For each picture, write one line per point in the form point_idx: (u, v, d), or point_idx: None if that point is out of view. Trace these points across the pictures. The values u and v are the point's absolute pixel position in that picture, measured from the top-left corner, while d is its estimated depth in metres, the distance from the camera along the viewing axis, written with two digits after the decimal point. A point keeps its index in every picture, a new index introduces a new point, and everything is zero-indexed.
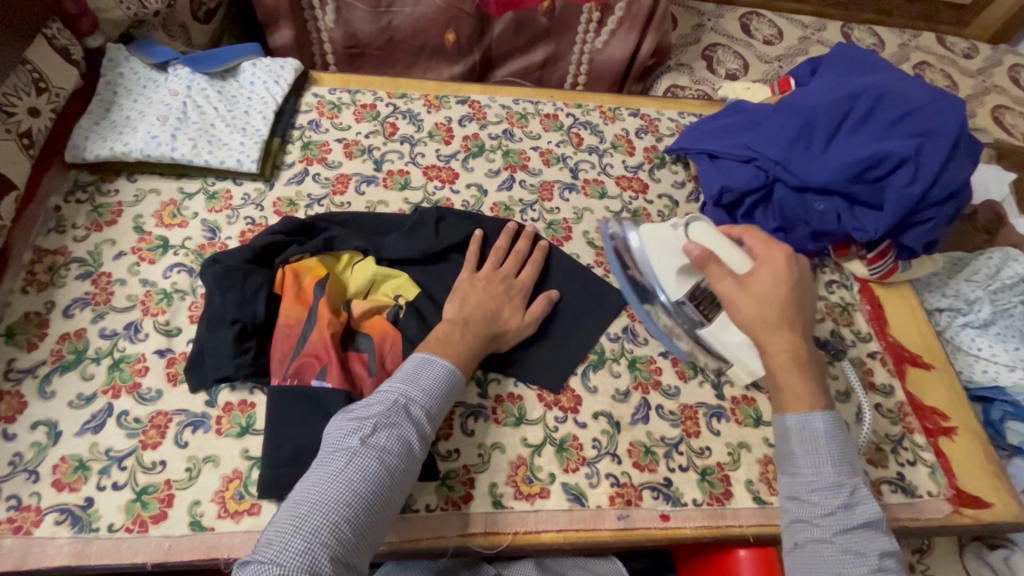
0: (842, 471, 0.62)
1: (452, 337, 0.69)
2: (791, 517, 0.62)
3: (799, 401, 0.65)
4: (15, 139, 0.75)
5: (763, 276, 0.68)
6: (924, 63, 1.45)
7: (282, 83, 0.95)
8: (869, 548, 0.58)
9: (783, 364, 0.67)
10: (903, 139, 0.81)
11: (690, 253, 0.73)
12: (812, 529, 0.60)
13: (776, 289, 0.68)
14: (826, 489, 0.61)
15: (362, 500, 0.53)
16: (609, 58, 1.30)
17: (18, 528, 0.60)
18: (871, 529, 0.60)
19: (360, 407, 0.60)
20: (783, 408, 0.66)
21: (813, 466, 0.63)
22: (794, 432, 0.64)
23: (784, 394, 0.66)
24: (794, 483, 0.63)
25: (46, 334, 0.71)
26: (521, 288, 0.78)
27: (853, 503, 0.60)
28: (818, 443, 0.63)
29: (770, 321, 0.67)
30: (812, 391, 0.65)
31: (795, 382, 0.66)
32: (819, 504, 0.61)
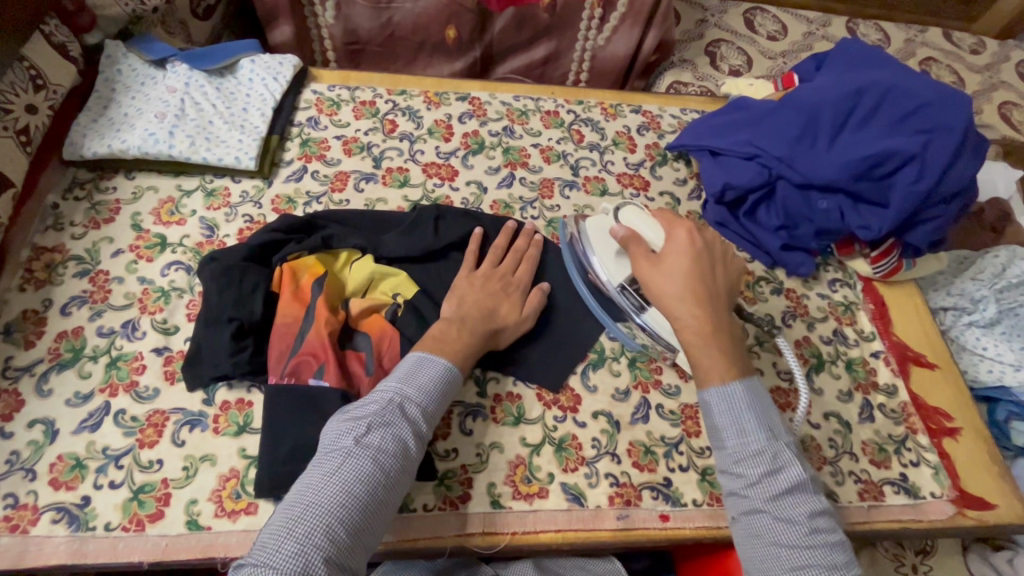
0: (762, 437, 0.59)
1: (448, 336, 0.68)
2: (726, 492, 0.60)
3: (709, 377, 0.62)
4: (12, 136, 0.75)
5: (672, 253, 0.68)
6: (931, 59, 1.44)
7: (281, 80, 0.94)
8: (799, 512, 0.56)
9: (693, 338, 0.64)
10: (909, 136, 0.81)
11: (616, 233, 0.72)
12: (743, 502, 0.58)
13: (684, 263, 0.67)
14: (750, 457, 0.59)
15: (356, 501, 0.53)
16: (611, 54, 1.29)
17: (15, 526, 0.60)
18: (800, 491, 0.57)
19: (356, 407, 0.60)
20: (700, 385, 0.63)
21: (736, 437, 0.60)
22: (714, 406, 0.62)
23: (698, 370, 0.63)
24: (721, 456, 0.61)
25: (43, 332, 0.71)
26: (519, 285, 0.77)
27: (778, 468, 0.58)
28: (737, 412, 0.60)
29: (678, 294, 0.65)
30: (721, 364, 0.62)
31: (704, 355, 0.63)
32: (745, 475, 0.59)
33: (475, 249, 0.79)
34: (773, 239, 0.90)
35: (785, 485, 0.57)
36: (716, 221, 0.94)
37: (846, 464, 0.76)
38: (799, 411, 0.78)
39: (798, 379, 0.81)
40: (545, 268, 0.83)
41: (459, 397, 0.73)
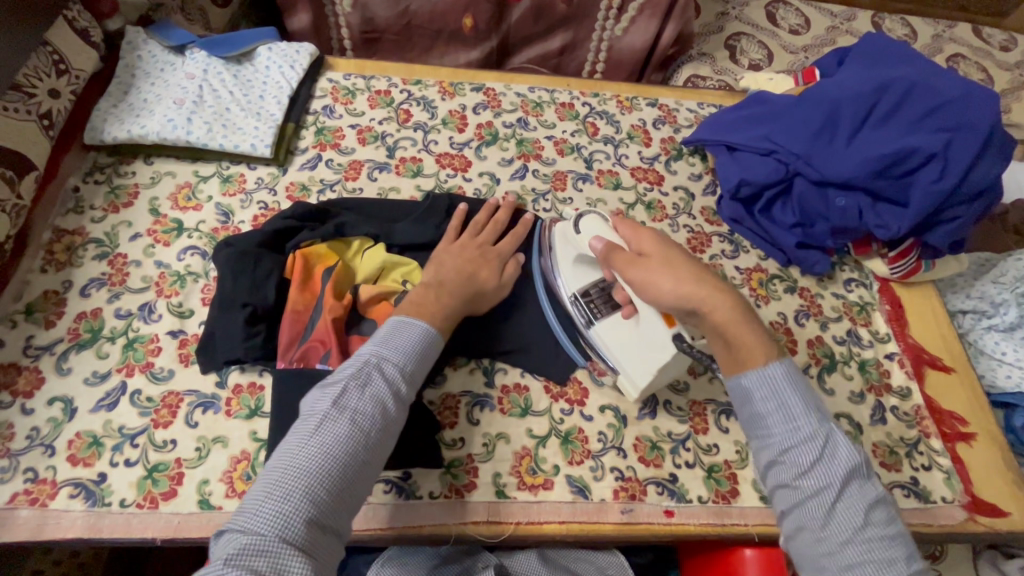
0: (814, 421, 0.57)
1: (427, 300, 0.67)
2: (773, 484, 0.58)
3: (755, 355, 0.60)
4: (35, 120, 0.77)
5: (650, 247, 0.68)
6: (958, 56, 1.40)
7: (297, 68, 0.95)
8: (853, 500, 0.54)
9: (727, 318, 0.61)
10: (932, 133, 0.79)
11: (596, 245, 0.71)
12: (791, 493, 0.56)
13: (670, 253, 0.66)
14: (800, 445, 0.56)
15: (334, 463, 0.52)
16: (629, 45, 1.27)
17: (34, 500, 0.62)
18: (854, 478, 0.54)
19: (335, 372, 0.59)
20: (746, 367, 0.60)
21: (784, 423, 0.57)
22: (755, 391, 0.59)
23: (740, 350, 0.61)
24: (766, 447, 0.58)
25: (63, 312, 0.73)
26: (499, 252, 0.77)
27: (830, 455, 0.55)
28: (782, 399, 0.58)
29: (689, 278, 0.63)
30: (757, 337, 0.61)
31: (740, 332, 0.61)
32: (796, 463, 0.56)
33: (458, 222, 0.79)
34: (789, 237, 0.88)
35: (840, 474, 0.54)
36: (730, 217, 0.92)
37: None
38: None
39: (809, 379, 0.80)
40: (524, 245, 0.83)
41: (466, 386, 0.74)
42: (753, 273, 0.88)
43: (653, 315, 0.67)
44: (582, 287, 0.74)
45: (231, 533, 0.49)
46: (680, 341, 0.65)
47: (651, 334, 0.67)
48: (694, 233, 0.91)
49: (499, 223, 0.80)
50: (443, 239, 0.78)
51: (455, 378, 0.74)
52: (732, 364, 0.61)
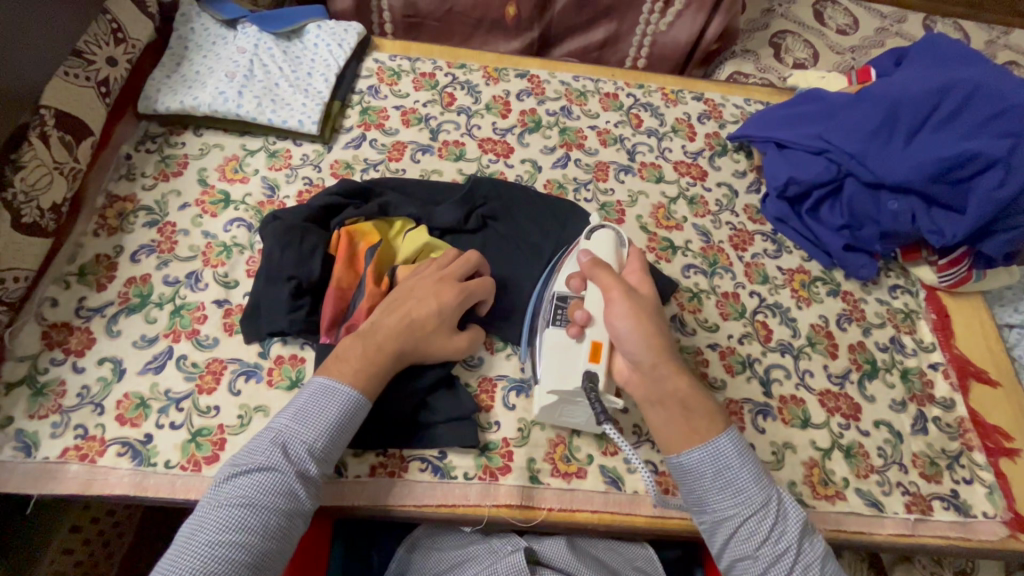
0: (764, 486, 0.57)
1: (350, 354, 0.62)
2: (734, 557, 0.56)
3: (708, 425, 0.59)
4: (93, 87, 0.78)
5: (646, 291, 0.67)
6: (1013, 63, 1.34)
7: (345, 46, 0.95)
8: (808, 559, 0.55)
9: (684, 393, 0.60)
10: (994, 138, 0.76)
11: (583, 257, 0.69)
12: (753, 564, 0.55)
13: (651, 305, 0.65)
14: (756, 513, 0.56)
15: (226, 561, 0.49)
16: (673, 39, 1.25)
17: (84, 456, 0.63)
18: (805, 537, 0.56)
19: (241, 452, 0.57)
20: (695, 436, 0.58)
21: (736, 494, 0.56)
22: (705, 468, 0.57)
23: (694, 421, 0.59)
24: (723, 520, 0.57)
25: (113, 276, 0.74)
26: (456, 296, 0.68)
27: (782, 518, 0.56)
28: (732, 469, 0.57)
29: (663, 336, 0.62)
30: (712, 411, 0.60)
31: (697, 404, 0.60)
32: (755, 533, 0.56)
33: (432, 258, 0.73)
34: (836, 239, 0.87)
35: (796, 536, 0.55)
36: (775, 216, 0.90)
37: (894, 475, 0.74)
38: (848, 416, 0.76)
39: (849, 385, 0.79)
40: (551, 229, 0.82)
41: (502, 370, 0.74)
42: (795, 274, 0.87)
43: (587, 342, 0.65)
44: (563, 290, 0.70)
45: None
46: (590, 382, 0.62)
47: (574, 359, 0.65)
48: (736, 231, 0.90)
49: (466, 262, 0.71)
50: (414, 269, 0.72)
51: (491, 361, 0.74)
52: (676, 430, 0.59)
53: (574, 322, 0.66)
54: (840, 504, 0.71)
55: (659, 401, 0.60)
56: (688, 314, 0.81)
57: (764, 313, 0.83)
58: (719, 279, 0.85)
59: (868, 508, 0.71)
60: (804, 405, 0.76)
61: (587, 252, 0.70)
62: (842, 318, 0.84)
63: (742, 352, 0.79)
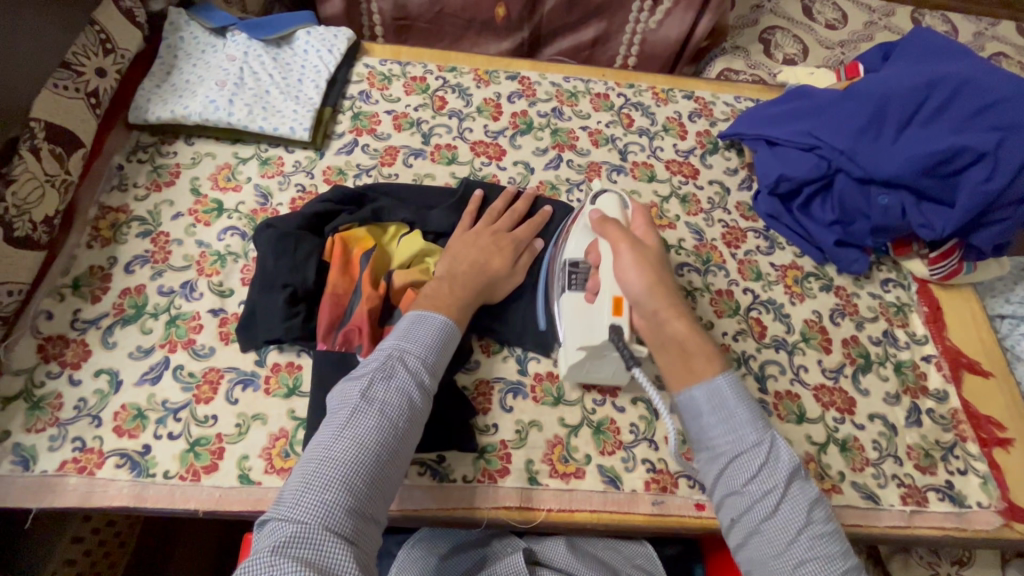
0: (759, 428, 0.57)
1: (439, 292, 0.69)
2: (722, 493, 0.57)
3: (707, 364, 0.61)
4: (83, 98, 0.78)
5: (651, 243, 0.69)
6: (1001, 54, 1.35)
7: (335, 52, 0.95)
8: (797, 501, 0.54)
9: (685, 332, 0.63)
10: (982, 133, 0.77)
11: (592, 216, 0.70)
12: (740, 500, 0.56)
13: (655, 254, 0.67)
14: (746, 452, 0.57)
15: (367, 453, 0.53)
16: (663, 37, 1.26)
17: (82, 468, 0.63)
18: (795, 481, 0.55)
19: (359, 366, 0.60)
20: (692, 375, 0.61)
21: (730, 434, 0.58)
22: (701, 405, 0.60)
23: (693, 360, 0.62)
24: (715, 455, 0.58)
25: (108, 287, 0.74)
26: (514, 242, 0.77)
27: (773, 460, 0.56)
28: (728, 409, 0.58)
29: (665, 282, 0.65)
30: (711, 352, 0.62)
31: (696, 345, 0.62)
32: (744, 469, 0.56)
33: (474, 211, 0.80)
34: (828, 235, 0.87)
35: (785, 478, 0.55)
36: (767, 213, 0.91)
37: (889, 467, 0.74)
38: (843, 410, 0.77)
39: (844, 378, 0.80)
40: (545, 232, 0.82)
41: (499, 372, 0.74)
42: (788, 270, 0.87)
43: (609, 297, 0.64)
44: (574, 255, 0.70)
45: (274, 523, 0.49)
46: (615, 335, 0.63)
47: (598, 315, 0.65)
48: (729, 228, 0.90)
49: (514, 210, 0.81)
50: (459, 227, 0.79)
51: (488, 364, 0.75)
52: (676, 371, 0.62)
53: (591, 286, 0.67)
54: (836, 498, 0.71)
55: (663, 345, 0.64)
56: None
57: (758, 310, 0.83)
58: (713, 277, 0.85)
59: (864, 501, 0.72)
60: (800, 400, 0.77)
61: (595, 209, 0.71)
62: (835, 313, 0.85)
63: (737, 348, 0.79)
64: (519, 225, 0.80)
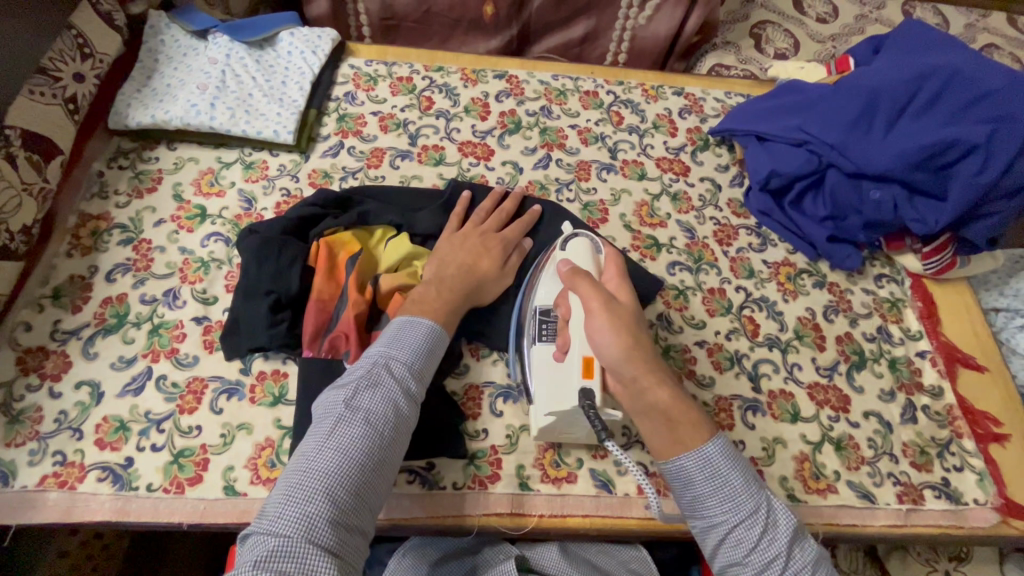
0: (754, 493, 0.55)
1: (428, 297, 0.67)
2: (724, 562, 0.55)
3: (693, 433, 0.57)
4: (61, 104, 0.76)
5: (625, 298, 0.65)
6: (992, 45, 1.34)
7: (320, 53, 0.94)
8: (799, 564, 0.53)
9: (667, 402, 0.58)
10: (974, 124, 0.76)
11: (561, 269, 0.67)
12: (743, 571, 0.54)
13: (629, 311, 0.63)
14: (745, 521, 0.54)
15: (351, 464, 0.52)
16: (653, 33, 1.24)
17: (63, 483, 0.62)
18: (795, 541, 0.54)
19: (344, 374, 0.59)
20: (678, 449, 0.57)
21: (728, 501, 0.55)
22: (694, 475, 0.56)
23: (678, 431, 0.58)
24: (712, 527, 0.55)
25: (89, 297, 0.73)
26: (502, 242, 0.76)
27: (772, 524, 0.54)
28: (724, 476, 0.55)
29: (640, 345, 0.60)
30: (698, 420, 0.58)
31: (681, 413, 0.58)
32: (746, 541, 0.54)
33: (462, 212, 0.79)
34: (819, 230, 0.86)
35: (786, 544, 0.53)
36: (759, 210, 0.90)
37: (885, 465, 0.74)
38: (837, 409, 0.76)
39: (838, 376, 0.79)
40: (534, 232, 0.81)
41: (489, 377, 0.73)
42: (781, 267, 0.86)
43: (579, 359, 0.62)
44: (545, 304, 0.68)
45: (256, 536, 0.48)
46: (586, 399, 0.60)
47: (570, 376, 0.62)
48: (720, 226, 0.89)
49: (502, 210, 0.79)
50: (446, 230, 0.77)
51: (477, 368, 0.74)
52: (658, 442, 0.58)
53: (560, 342, 0.65)
54: (831, 497, 0.70)
55: (644, 413, 0.59)
56: (674, 312, 0.80)
57: (750, 308, 0.82)
58: (704, 275, 0.84)
59: (859, 500, 0.71)
60: (793, 399, 0.76)
61: (564, 261, 0.68)
62: (828, 310, 0.84)
63: (730, 347, 0.79)
64: (507, 226, 0.79)
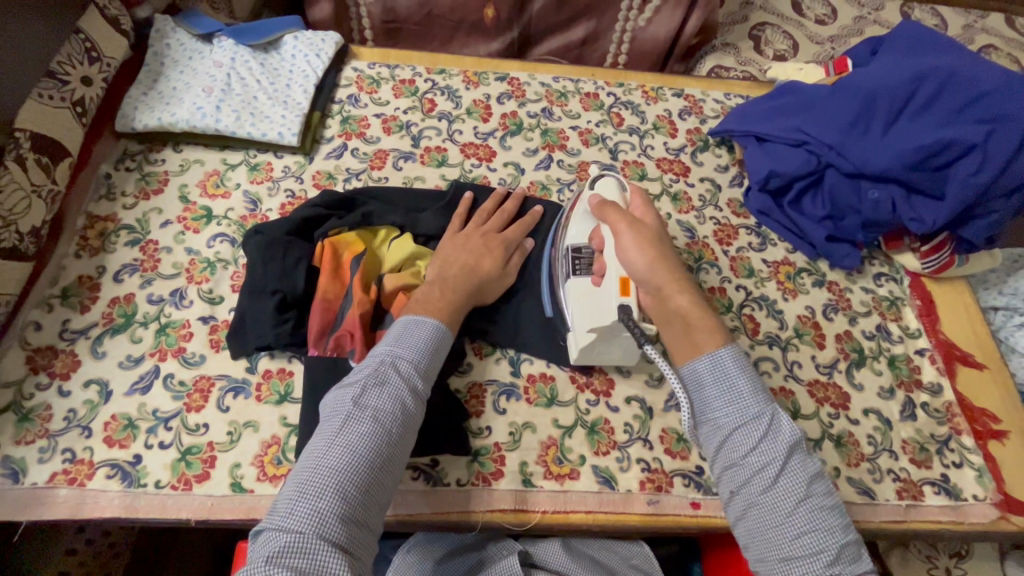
0: (759, 400, 0.57)
1: (431, 296, 0.68)
2: (722, 465, 0.56)
3: (710, 339, 0.61)
4: (69, 107, 0.77)
5: (651, 220, 0.67)
6: (990, 47, 1.35)
7: (323, 57, 0.95)
8: (796, 472, 0.54)
9: (689, 309, 0.62)
10: (970, 125, 0.77)
11: (590, 201, 0.70)
12: (739, 472, 0.55)
13: (654, 230, 0.65)
14: (745, 425, 0.56)
15: (360, 462, 0.52)
16: (652, 35, 1.26)
17: (72, 480, 0.63)
18: (795, 453, 0.55)
19: (351, 373, 0.60)
20: (696, 352, 0.60)
21: (730, 407, 0.57)
22: (702, 380, 0.59)
23: (697, 336, 0.61)
24: (715, 430, 0.57)
25: (97, 297, 0.74)
26: (505, 242, 0.77)
27: (773, 432, 0.55)
28: (729, 382, 0.58)
29: (664, 261, 0.63)
30: (717, 328, 0.61)
31: (700, 319, 0.62)
32: (744, 441, 0.55)
33: (464, 213, 0.80)
34: (818, 230, 0.87)
35: (785, 450, 0.54)
36: (759, 209, 0.91)
37: (884, 462, 0.74)
38: (837, 406, 0.77)
39: (838, 374, 0.79)
40: (536, 232, 0.82)
41: (492, 375, 0.74)
42: (780, 266, 0.87)
43: (615, 279, 0.63)
44: (577, 241, 0.71)
45: (268, 533, 0.48)
46: (625, 315, 0.61)
47: (605, 296, 0.65)
48: (720, 225, 0.90)
49: (504, 210, 0.80)
50: (449, 230, 0.78)
51: (480, 366, 0.74)
52: (681, 348, 0.62)
53: (596, 270, 0.67)
54: None
55: (668, 322, 0.63)
56: None
57: (750, 306, 0.83)
58: (705, 274, 0.85)
59: (860, 496, 0.71)
60: (794, 396, 0.77)
61: (593, 195, 0.71)
62: (827, 308, 0.85)
63: None
64: (509, 226, 0.80)
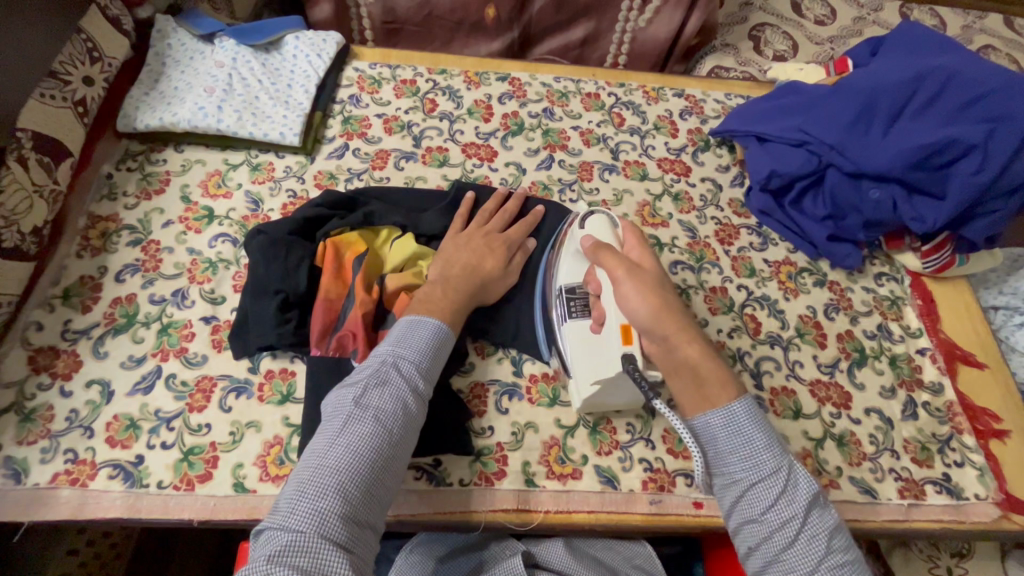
0: (775, 454, 0.56)
1: (433, 296, 0.68)
2: (739, 520, 0.56)
3: (721, 392, 0.58)
4: (71, 107, 0.77)
5: (649, 264, 0.66)
6: (989, 47, 1.36)
7: (325, 57, 0.95)
8: (815, 529, 0.53)
9: (695, 357, 0.60)
10: (971, 125, 0.77)
11: (584, 244, 0.68)
12: (756, 529, 0.55)
13: (654, 275, 0.64)
14: (763, 480, 0.55)
15: (362, 462, 0.52)
16: (652, 36, 1.26)
17: (75, 480, 0.63)
18: (813, 507, 0.54)
19: (353, 372, 0.60)
20: (707, 403, 0.59)
21: (747, 461, 0.56)
22: (717, 433, 0.57)
23: (706, 387, 0.59)
24: (731, 483, 0.57)
25: (99, 297, 0.74)
26: (506, 242, 0.77)
27: (791, 487, 0.55)
28: (745, 435, 0.56)
29: (667, 308, 0.61)
30: (725, 377, 0.60)
31: (708, 368, 0.60)
32: (763, 499, 0.54)
33: (465, 212, 0.80)
34: (819, 230, 0.87)
35: (803, 507, 0.54)
36: (760, 209, 0.91)
37: (886, 461, 0.74)
38: (839, 405, 0.77)
39: (839, 373, 0.80)
40: (537, 231, 0.82)
41: (494, 375, 0.74)
42: (781, 266, 0.87)
43: (616, 327, 0.63)
44: (570, 282, 0.70)
45: (269, 532, 0.48)
46: (629, 365, 0.61)
47: (607, 346, 0.64)
48: (721, 225, 0.90)
49: (506, 209, 0.80)
50: (450, 230, 0.78)
51: (483, 366, 0.75)
52: (689, 399, 0.60)
53: (596, 316, 0.66)
54: (833, 493, 0.71)
55: (676, 372, 0.61)
56: None
57: (752, 306, 0.83)
58: (706, 274, 0.85)
59: (862, 496, 0.72)
60: (795, 396, 0.77)
61: (586, 236, 0.69)
62: (828, 308, 0.85)
63: (732, 345, 0.79)
64: (510, 225, 0.80)
